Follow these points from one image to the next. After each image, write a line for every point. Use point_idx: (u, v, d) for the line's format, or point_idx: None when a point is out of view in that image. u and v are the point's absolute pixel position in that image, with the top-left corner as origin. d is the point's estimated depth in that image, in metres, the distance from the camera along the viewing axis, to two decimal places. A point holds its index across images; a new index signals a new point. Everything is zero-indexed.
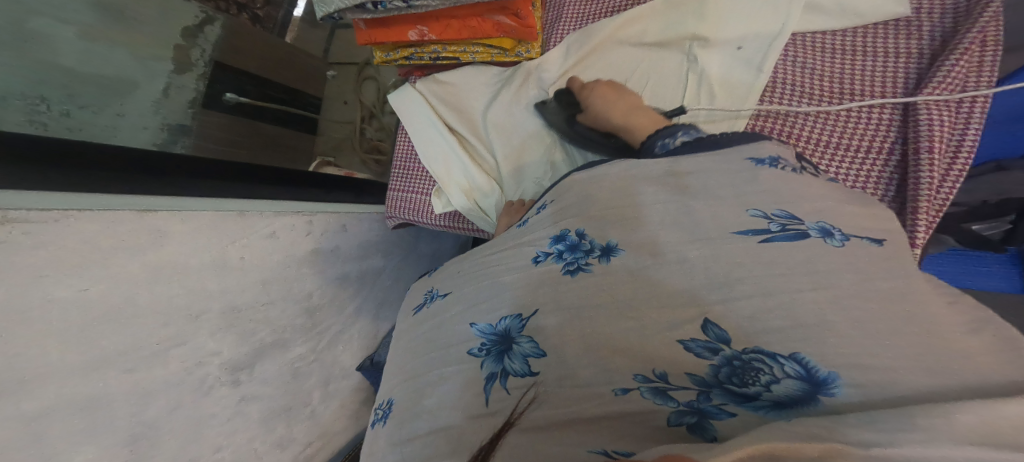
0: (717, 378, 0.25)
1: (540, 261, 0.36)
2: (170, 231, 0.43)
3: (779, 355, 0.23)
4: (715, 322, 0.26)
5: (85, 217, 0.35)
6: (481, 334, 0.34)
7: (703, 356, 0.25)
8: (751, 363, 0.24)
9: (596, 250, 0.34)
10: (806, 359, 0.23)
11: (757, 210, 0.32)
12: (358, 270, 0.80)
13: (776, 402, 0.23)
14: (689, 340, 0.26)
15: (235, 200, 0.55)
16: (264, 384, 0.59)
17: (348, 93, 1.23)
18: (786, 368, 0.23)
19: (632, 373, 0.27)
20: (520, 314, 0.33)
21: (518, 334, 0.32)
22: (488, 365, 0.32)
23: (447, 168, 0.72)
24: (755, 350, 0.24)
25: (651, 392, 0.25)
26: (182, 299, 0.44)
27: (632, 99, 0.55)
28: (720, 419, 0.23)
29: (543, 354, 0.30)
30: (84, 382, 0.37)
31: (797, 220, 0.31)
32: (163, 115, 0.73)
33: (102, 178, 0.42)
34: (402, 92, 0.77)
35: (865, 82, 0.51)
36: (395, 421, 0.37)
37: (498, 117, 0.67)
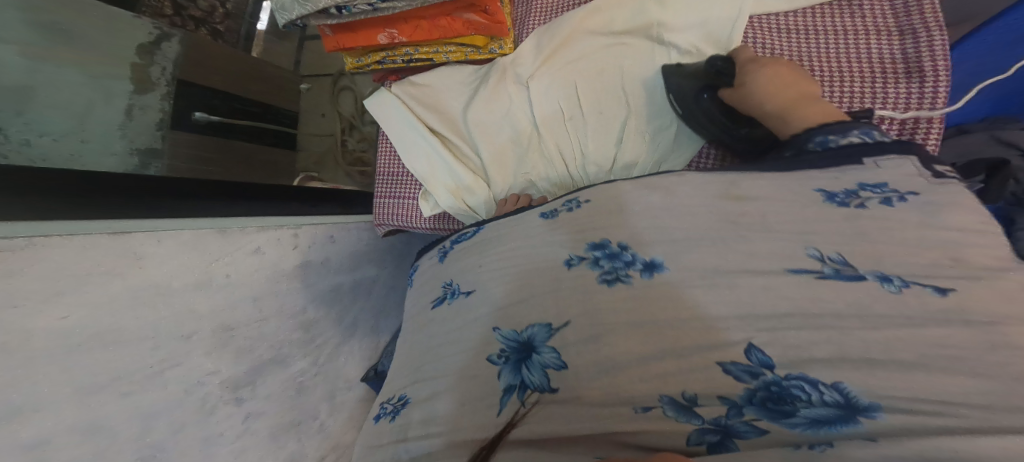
0: (751, 401, 0.24)
1: (574, 264, 0.37)
2: (149, 253, 0.42)
3: (821, 385, 0.22)
4: (760, 346, 0.25)
5: (51, 243, 0.35)
6: (502, 341, 0.35)
7: (741, 379, 0.25)
8: (791, 389, 0.23)
9: (637, 264, 0.34)
10: (848, 389, 0.22)
11: (814, 250, 0.30)
12: (351, 280, 0.80)
13: (813, 421, 0.21)
14: (730, 363, 0.25)
15: (213, 218, 0.54)
16: (268, 400, 0.58)
17: (324, 104, 1.22)
18: (825, 395, 0.22)
19: (659, 394, 0.27)
20: (548, 324, 0.34)
21: (543, 344, 0.33)
22: (506, 375, 0.32)
23: (432, 169, 0.72)
24: (798, 376, 0.23)
25: (673, 409, 0.26)
26: (171, 320, 0.44)
27: (804, 83, 0.46)
28: (747, 437, 0.23)
29: (564, 366, 0.31)
30: (80, 407, 0.36)
31: (851, 267, 0.28)
32: (129, 139, 0.71)
33: (71, 204, 0.41)
34: (378, 99, 0.77)
35: (826, 59, 0.54)
36: (411, 422, 0.37)
37: (478, 118, 0.68)
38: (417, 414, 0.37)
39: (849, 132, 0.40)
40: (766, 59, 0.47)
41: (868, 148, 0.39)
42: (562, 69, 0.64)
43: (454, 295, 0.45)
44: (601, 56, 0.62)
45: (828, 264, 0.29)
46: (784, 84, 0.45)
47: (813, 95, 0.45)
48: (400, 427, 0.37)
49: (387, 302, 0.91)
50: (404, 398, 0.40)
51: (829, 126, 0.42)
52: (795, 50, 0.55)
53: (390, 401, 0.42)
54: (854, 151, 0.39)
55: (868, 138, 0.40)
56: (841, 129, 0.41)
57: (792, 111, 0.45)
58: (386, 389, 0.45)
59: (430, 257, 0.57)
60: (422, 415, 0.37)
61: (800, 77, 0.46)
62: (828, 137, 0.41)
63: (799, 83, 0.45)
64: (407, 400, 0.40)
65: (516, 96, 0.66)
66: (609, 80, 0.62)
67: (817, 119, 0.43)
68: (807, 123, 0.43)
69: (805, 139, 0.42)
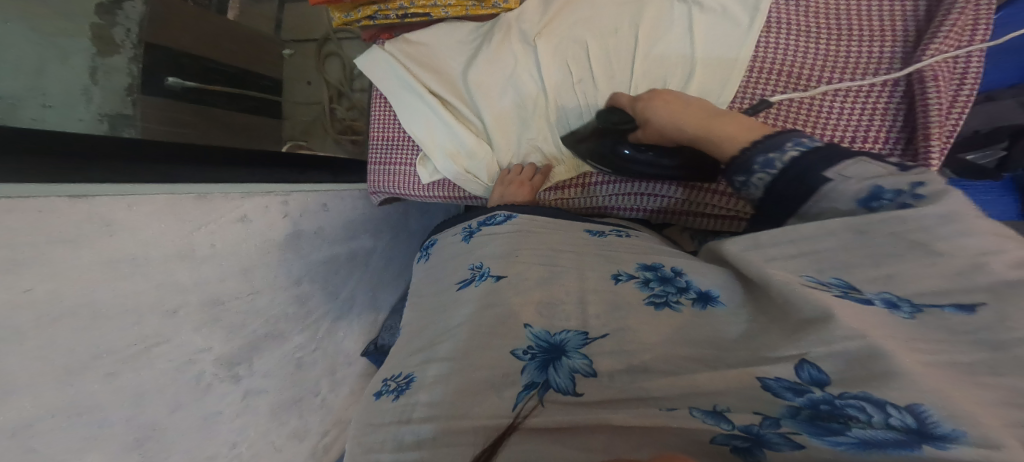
0: (793, 416, 0.22)
1: (622, 280, 0.39)
2: (119, 220, 0.38)
3: (888, 407, 0.19)
4: (814, 362, 0.23)
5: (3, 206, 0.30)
6: (533, 338, 0.35)
7: (782, 396, 0.23)
8: (845, 409, 0.20)
9: (692, 293, 0.35)
10: (924, 413, 0.18)
11: (811, 276, 0.29)
12: (346, 252, 0.77)
13: (861, 441, 0.19)
14: (772, 379, 0.24)
15: (190, 184, 0.49)
16: (267, 377, 0.56)
17: (310, 72, 1.16)
18: (890, 418, 0.19)
19: (688, 407, 0.26)
20: (585, 333, 0.34)
21: (575, 350, 0.33)
22: (530, 371, 0.32)
23: (431, 134, 0.68)
24: (859, 396, 0.20)
25: (701, 414, 0.25)
26: (153, 294, 0.41)
27: (701, 103, 0.48)
28: (778, 448, 0.21)
29: (593, 374, 0.30)
30: (60, 389, 0.34)
31: (857, 290, 0.27)
32: (96, 104, 0.63)
33: (39, 167, 0.37)
34: (370, 57, 0.71)
35: (857, 17, 0.50)
36: (417, 402, 0.35)
37: (480, 79, 0.63)
38: (423, 394, 0.35)
39: (783, 146, 0.37)
40: (652, 97, 0.51)
41: (828, 155, 0.35)
42: (572, 26, 0.59)
43: (483, 279, 0.44)
44: (615, 13, 0.57)
45: (833, 288, 0.27)
46: (678, 115, 0.48)
47: (724, 113, 0.45)
48: (404, 408, 0.35)
49: (385, 275, 0.89)
50: (411, 376, 0.38)
51: (761, 145, 0.39)
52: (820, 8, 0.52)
53: (394, 378, 0.40)
54: (814, 166, 0.35)
55: (803, 147, 0.36)
56: (772, 144, 0.38)
57: (716, 134, 0.44)
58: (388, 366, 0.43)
59: (454, 235, 0.57)
60: (427, 398, 0.34)
61: (696, 101, 0.48)
62: (767, 158, 0.38)
63: (699, 108, 0.47)
64: (415, 378, 0.38)
65: (522, 56, 0.61)
66: (623, 40, 0.57)
67: (746, 138, 0.41)
68: (736, 143, 0.41)
69: (742, 166, 0.40)
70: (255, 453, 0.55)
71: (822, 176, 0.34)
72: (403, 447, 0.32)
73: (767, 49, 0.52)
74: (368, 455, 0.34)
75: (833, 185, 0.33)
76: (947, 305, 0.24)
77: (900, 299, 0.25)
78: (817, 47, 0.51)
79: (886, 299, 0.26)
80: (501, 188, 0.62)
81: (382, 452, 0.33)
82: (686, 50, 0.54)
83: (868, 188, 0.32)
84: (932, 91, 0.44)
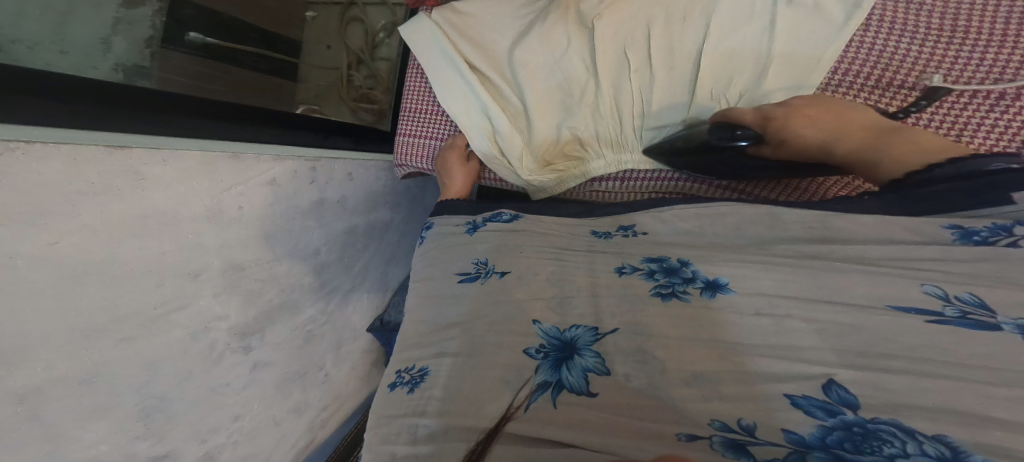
0: (823, 441, 0.18)
1: (625, 273, 0.34)
2: (151, 175, 0.36)
3: (919, 434, 0.17)
4: (842, 384, 0.20)
5: (36, 153, 0.28)
6: (543, 336, 0.31)
7: (813, 416, 0.20)
8: (877, 433, 0.18)
9: (698, 281, 0.30)
10: (950, 441, 0.17)
11: (933, 288, 0.25)
12: (364, 224, 0.74)
13: None
14: (800, 396, 0.21)
15: (222, 140, 0.47)
16: (276, 349, 0.54)
17: (331, 36, 1.08)
18: (923, 445, 0.17)
19: (709, 418, 0.22)
20: (595, 327, 0.30)
21: (586, 347, 0.29)
22: (544, 371, 0.28)
23: (467, 111, 0.64)
24: (887, 421, 0.18)
25: (723, 445, 0.20)
26: (177, 256, 0.38)
27: (863, 116, 0.42)
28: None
29: (606, 374, 0.27)
30: (74, 353, 0.31)
31: (985, 311, 0.23)
32: (118, 55, 0.56)
33: (80, 113, 0.34)
34: (414, 26, 0.67)
35: (973, 21, 0.45)
36: (434, 397, 0.31)
37: (528, 59, 0.59)
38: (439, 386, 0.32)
39: (979, 166, 0.33)
40: (788, 111, 0.45)
41: None
42: (636, 11, 0.55)
43: (489, 274, 0.39)
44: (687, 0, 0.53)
45: (954, 305, 0.24)
46: (836, 132, 0.42)
47: (894, 128, 0.39)
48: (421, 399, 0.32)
49: (397, 252, 0.86)
50: (425, 370, 0.34)
51: (943, 165, 0.34)
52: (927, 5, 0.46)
53: (408, 370, 0.36)
54: (1010, 183, 0.31)
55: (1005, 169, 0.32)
56: (970, 165, 0.33)
57: (878, 157, 0.39)
58: (401, 353, 0.39)
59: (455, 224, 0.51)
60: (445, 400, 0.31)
61: (853, 112, 0.42)
62: (945, 173, 0.34)
63: (859, 122, 0.41)
64: (427, 371, 0.34)
65: (577, 38, 0.57)
66: (691, 32, 0.53)
67: (920, 158, 0.36)
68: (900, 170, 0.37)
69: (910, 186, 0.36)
70: (257, 425, 0.53)
71: (1013, 197, 0.30)
72: (417, 442, 0.29)
73: (853, 53, 0.48)
74: (382, 446, 0.31)
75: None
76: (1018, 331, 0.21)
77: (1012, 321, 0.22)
78: (918, 52, 0.46)
79: (1022, 327, 0.21)
80: (448, 171, 0.64)
81: (397, 447, 0.30)
82: (761, 41, 0.50)
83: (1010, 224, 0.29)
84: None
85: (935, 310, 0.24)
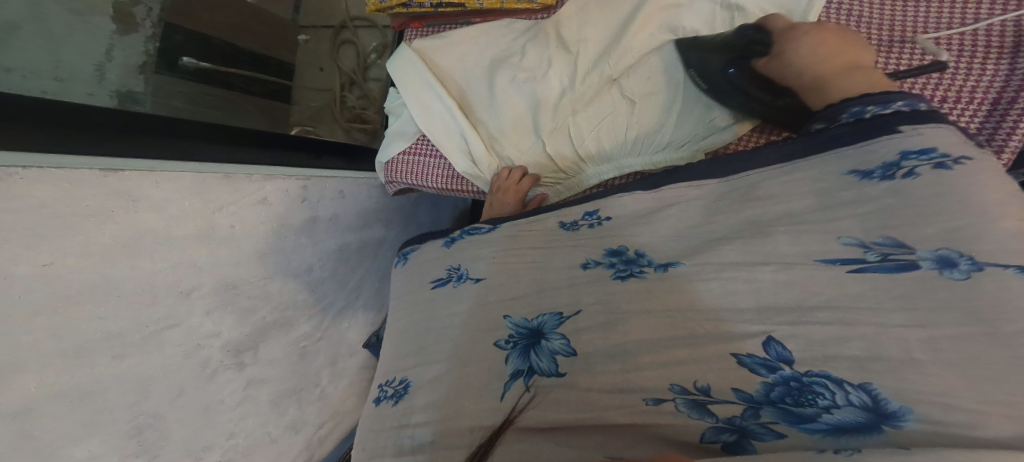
0: (769, 396, 0.21)
1: (589, 267, 0.35)
2: (145, 197, 0.37)
3: (846, 383, 0.19)
4: (780, 340, 0.22)
5: (33, 178, 0.29)
6: (512, 327, 0.33)
7: (757, 372, 0.22)
8: (811, 386, 0.20)
9: (652, 263, 0.32)
10: (875, 389, 0.18)
11: (851, 238, 0.25)
12: (357, 241, 0.75)
13: (834, 427, 0.19)
14: (745, 355, 0.23)
15: (214, 161, 0.48)
16: (270, 366, 0.54)
17: (324, 58, 1.11)
18: (849, 396, 0.19)
19: (668, 383, 0.25)
20: (559, 312, 0.32)
21: (552, 331, 0.31)
22: (514, 360, 0.31)
23: (447, 132, 0.67)
24: (819, 373, 0.20)
25: (687, 406, 0.23)
26: (169, 275, 0.39)
27: (855, 51, 0.42)
28: (764, 440, 0.20)
29: (573, 354, 0.29)
30: (68, 371, 0.32)
31: (906, 249, 0.23)
32: (112, 81, 0.58)
33: (76, 138, 0.35)
34: (398, 57, 0.69)
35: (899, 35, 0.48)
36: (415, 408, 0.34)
37: (506, 83, 0.63)
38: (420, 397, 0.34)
39: (891, 103, 0.34)
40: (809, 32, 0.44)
41: (918, 116, 0.31)
42: (608, 31, 0.59)
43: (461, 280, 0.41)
44: (655, 21, 0.56)
45: (873, 249, 0.24)
46: (824, 54, 0.42)
47: (858, 65, 0.41)
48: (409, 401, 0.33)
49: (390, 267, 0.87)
50: (404, 381, 0.37)
51: (868, 98, 0.36)
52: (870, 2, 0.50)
53: (388, 383, 0.39)
54: (894, 121, 0.31)
55: (910, 109, 0.33)
56: (882, 99, 0.35)
57: (829, 84, 0.41)
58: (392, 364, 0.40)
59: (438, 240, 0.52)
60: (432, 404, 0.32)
61: (852, 45, 0.43)
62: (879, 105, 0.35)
63: (847, 52, 0.42)
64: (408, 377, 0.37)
65: (554, 58, 0.60)
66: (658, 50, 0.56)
67: (856, 89, 0.39)
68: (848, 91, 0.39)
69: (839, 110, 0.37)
70: (251, 443, 0.53)
71: (895, 128, 0.31)
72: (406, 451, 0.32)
73: None
74: None
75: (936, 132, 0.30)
76: (1013, 266, 0.20)
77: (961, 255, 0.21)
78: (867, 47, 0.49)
79: (937, 258, 0.22)
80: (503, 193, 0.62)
81: None
82: None
83: (924, 146, 0.28)
84: None
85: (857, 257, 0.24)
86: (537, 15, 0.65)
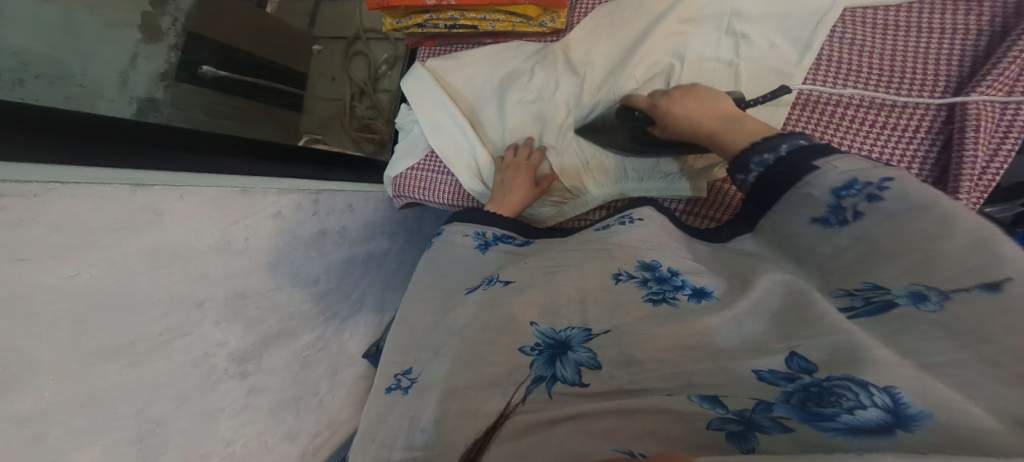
0: (785, 399, 0.22)
1: (622, 280, 0.36)
2: (168, 209, 0.38)
3: (872, 387, 0.19)
4: (805, 357, 0.23)
5: (68, 192, 0.31)
6: (539, 335, 0.34)
7: (775, 382, 0.23)
8: (834, 390, 0.20)
9: (686, 289, 0.33)
10: (901, 395, 0.18)
11: (842, 290, 0.29)
12: (364, 253, 0.76)
13: (852, 426, 0.18)
14: (765, 368, 0.24)
15: (230, 175, 0.50)
16: (272, 374, 0.55)
17: (335, 69, 1.13)
18: (873, 398, 0.19)
19: (687, 392, 0.26)
20: (588, 329, 0.33)
21: (579, 345, 0.32)
22: (539, 365, 0.32)
23: (456, 148, 0.68)
24: (845, 378, 0.20)
25: (700, 399, 0.25)
26: (185, 285, 0.40)
27: (723, 106, 0.46)
28: (769, 432, 0.21)
29: (597, 367, 0.30)
30: (81, 377, 0.33)
31: (885, 290, 0.26)
32: (133, 89, 0.60)
33: (103, 154, 0.37)
34: (412, 76, 0.70)
35: (911, 63, 0.47)
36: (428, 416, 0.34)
37: (516, 103, 0.64)
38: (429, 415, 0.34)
39: (778, 146, 0.37)
40: (672, 99, 0.49)
41: (821, 151, 0.35)
42: (614, 55, 0.60)
43: (490, 283, 0.43)
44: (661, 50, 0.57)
45: (859, 296, 0.27)
46: (702, 112, 0.46)
47: (735, 117, 0.44)
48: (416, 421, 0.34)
49: (394, 279, 0.87)
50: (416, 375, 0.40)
51: (757, 146, 0.39)
52: (892, 16, 0.48)
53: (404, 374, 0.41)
54: (804, 158, 0.35)
55: (797, 147, 0.36)
56: (769, 145, 0.38)
57: (721, 139, 0.44)
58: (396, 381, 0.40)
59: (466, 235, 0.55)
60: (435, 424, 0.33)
61: (713, 101, 0.47)
62: (763, 158, 0.38)
63: (720, 107, 0.46)
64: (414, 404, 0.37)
65: (561, 82, 0.62)
66: (661, 77, 0.58)
67: (743, 139, 0.41)
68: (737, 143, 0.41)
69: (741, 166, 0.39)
70: (247, 452, 0.53)
71: (812, 165, 0.34)
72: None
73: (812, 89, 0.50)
74: None
75: (819, 173, 0.34)
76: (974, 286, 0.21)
77: (930, 288, 0.24)
78: (877, 67, 0.48)
79: (911, 295, 0.24)
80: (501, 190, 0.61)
81: None
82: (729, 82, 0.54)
83: (846, 179, 0.32)
84: (968, 146, 0.40)
85: (846, 305, 0.27)
86: (546, 40, 0.67)
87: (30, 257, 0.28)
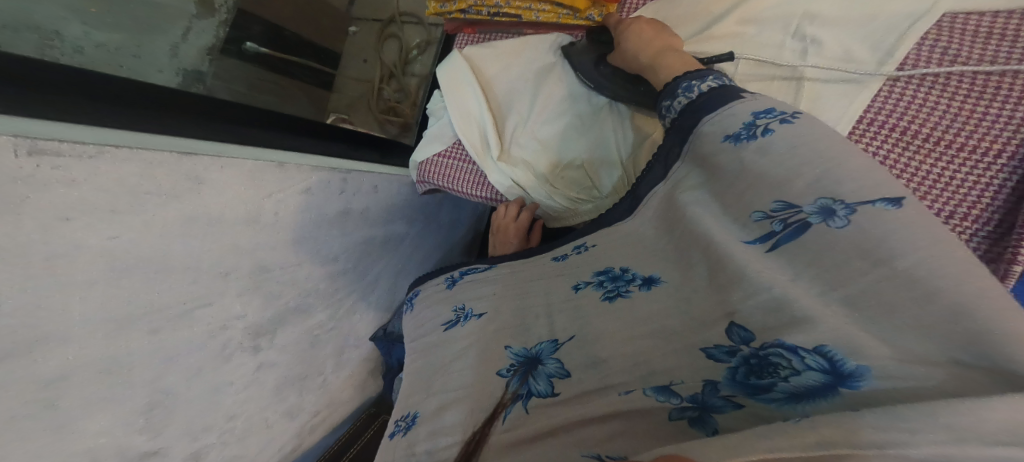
0: (733, 376, 0.24)
1: (581, 288, 0.37)
2: (208, 179, 0.38)
3: (799, 349, 0.21)
4: (742, 325, 0.25)
5: (122, 156, 0.30)
6: (513, 357, 0.35)
7: (722, 361, 0.25)
8: (769, 359, 0.22)
9: (636, 279, 0.34)
10: (830, 352, 0.20)
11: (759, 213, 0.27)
12: (382, 236, 0.75)
13: (791, 394, 0.21)
14: (713, 347, 0.26)
15: (267, 147, 0.48)
16: (282, 350, 0.55)
17: (367, 51, 1.09)
18: (805, 360, 0.20)
19: (643, 386, 0.28)
20: (554, 339, 0.35)
21: (548, 357, 0.34)
22: (514, 385, 0.33)
23: (483, 137, 0.67)
24: (776, 343, 0.22)
25: (655, 389, 0.27)
26: (214, 255, 0.40)
27: (675, 39, 0.46)
28: (722, 410, 0.24)
29: (567, 375, 0.32)
30: (108, 341, 0.33)
31: (794, 209, 0.25)
32: (180, 59, 0.61)
33: (157, 118, 0.36)
34: (449, 62, 0.69)
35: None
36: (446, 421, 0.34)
37: (549, 94, 0.62)
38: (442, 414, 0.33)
39: (705, 77, 0.37)
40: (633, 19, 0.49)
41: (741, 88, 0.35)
42: None
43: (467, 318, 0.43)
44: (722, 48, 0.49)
45: (775, 219, 0.26)
46: (653, 37, 0.46)
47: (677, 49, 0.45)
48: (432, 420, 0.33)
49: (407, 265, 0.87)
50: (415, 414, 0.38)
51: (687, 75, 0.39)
52: None
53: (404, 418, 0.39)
54: (729, 89, 0.35)
55: (720, 82, 0.37)
56: (697, 74, 0.38)
57: (656, 65, 0.44)
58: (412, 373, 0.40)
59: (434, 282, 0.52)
60: None
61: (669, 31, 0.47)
62: (689, 83, 0.38)
63: (671, 38, 0.46)
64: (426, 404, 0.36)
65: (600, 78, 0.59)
66: None
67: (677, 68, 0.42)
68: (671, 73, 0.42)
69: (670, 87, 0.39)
70: (249, 425, 0.53)
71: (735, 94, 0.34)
72: None
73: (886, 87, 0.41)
74: None
75: (739, 103, 0.33)
76: (877, 200, 0.22)
77: (836, 201, 0.23)
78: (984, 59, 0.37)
79: (819, 209, 0.24)
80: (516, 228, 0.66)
81: None
82: None
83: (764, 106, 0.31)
84: None
85: (766, 234, 0.26)
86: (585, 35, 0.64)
87: (72, 219, 0.27)
